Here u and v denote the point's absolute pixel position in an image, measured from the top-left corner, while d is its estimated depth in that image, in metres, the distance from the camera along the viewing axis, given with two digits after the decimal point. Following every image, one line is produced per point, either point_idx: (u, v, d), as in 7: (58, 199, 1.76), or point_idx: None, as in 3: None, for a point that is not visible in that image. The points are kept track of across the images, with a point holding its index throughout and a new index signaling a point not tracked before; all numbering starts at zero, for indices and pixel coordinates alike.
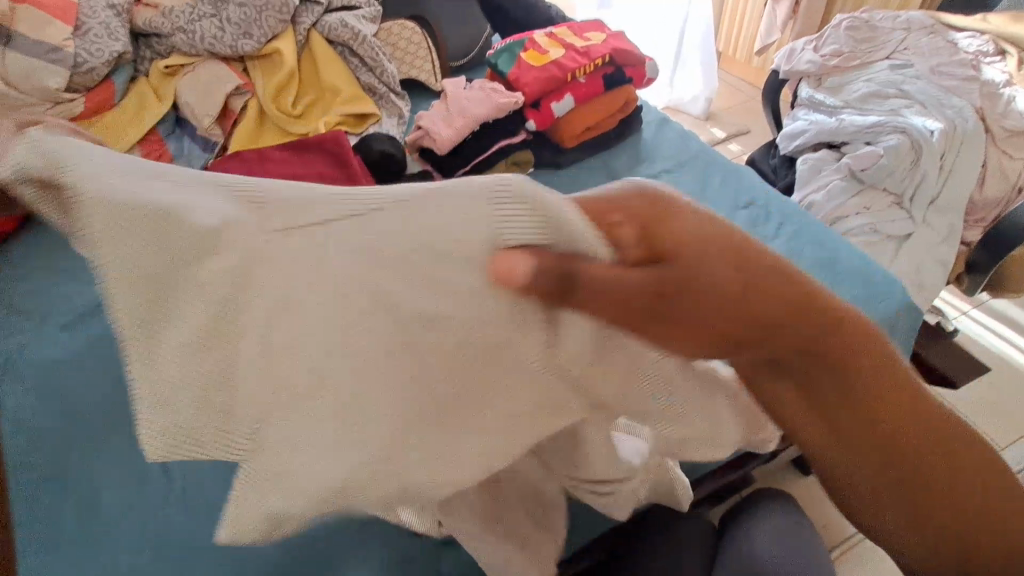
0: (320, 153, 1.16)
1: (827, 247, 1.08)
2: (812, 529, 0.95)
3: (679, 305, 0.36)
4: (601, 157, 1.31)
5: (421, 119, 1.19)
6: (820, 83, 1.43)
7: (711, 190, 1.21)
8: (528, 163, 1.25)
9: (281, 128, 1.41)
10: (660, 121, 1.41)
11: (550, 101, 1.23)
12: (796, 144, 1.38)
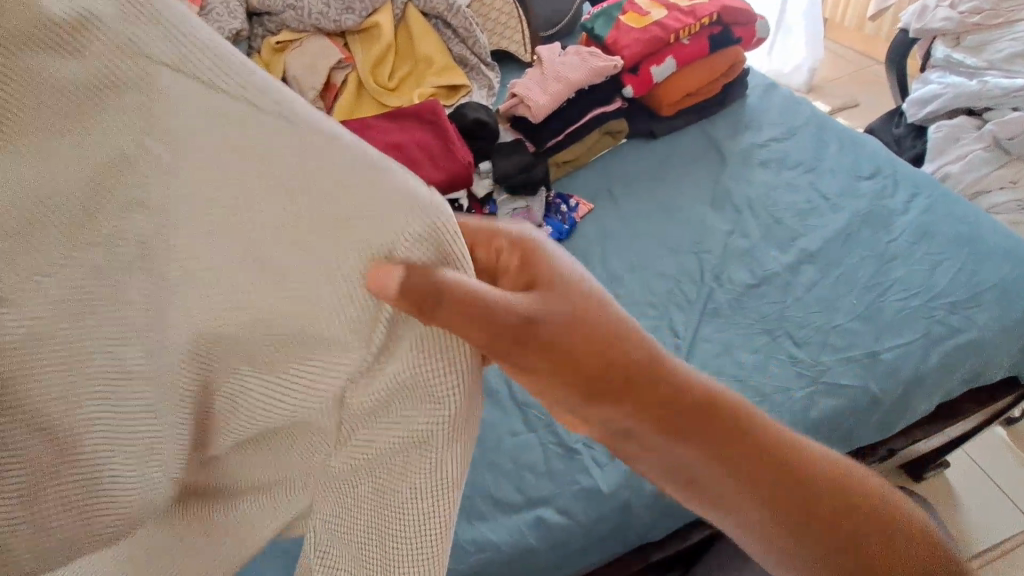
0: (417, 120, 1.17)
1: (968, 222, 0.96)
2: None
3: (548, 333, 0.37)
4: (700, 126, 1.24)
5: (515, 86, 1.16)
6: (957, 42, 1.26)
7: (826, 159, 1.12)
8: (621, 133, 1.22)
9: (378, 101, 1.46)
10: (767, 86, 1.32)
11: (649, 66, 1.17)
12: (929, 110, 1.24)
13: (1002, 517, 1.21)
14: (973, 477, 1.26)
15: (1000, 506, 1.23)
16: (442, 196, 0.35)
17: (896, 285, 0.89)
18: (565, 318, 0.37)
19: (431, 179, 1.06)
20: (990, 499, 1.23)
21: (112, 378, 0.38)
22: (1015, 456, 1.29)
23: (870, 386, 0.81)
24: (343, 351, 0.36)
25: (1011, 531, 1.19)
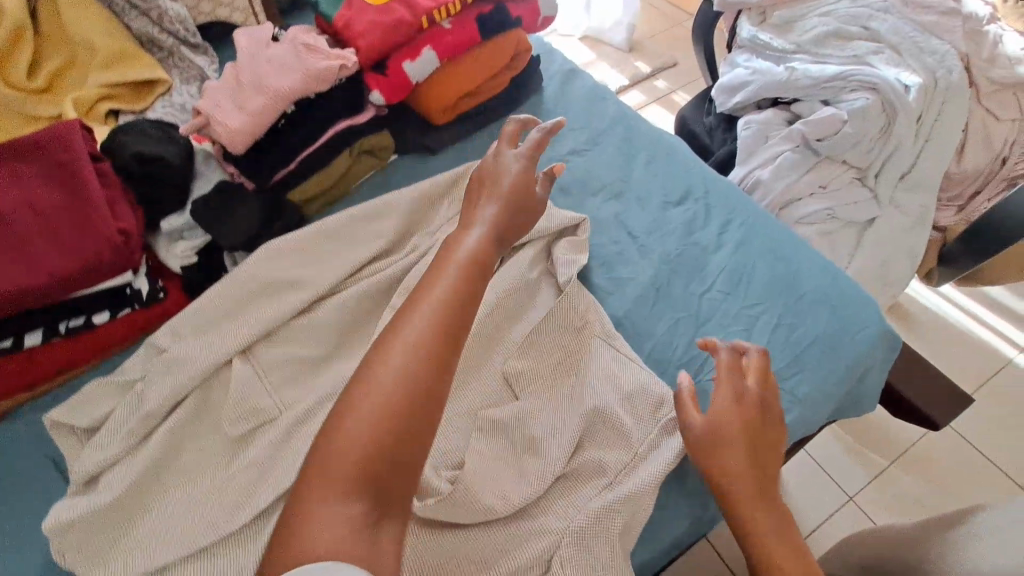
0: (38, 162, 0.74)
1: (781, 256, 0.81)
2: None
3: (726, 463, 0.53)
4: (487, 134, 0.97)
5: (199, 101, 0.77)
6: (764, 18, 1.11)
7: (633, 178, 0.90)
8: (386, 149, 0.92)
9: (18, 111, 0.96)
10: (567, 74, 1.07)
11: (399, 61, 0.84)
12: (737, 100, 1.09)
13: (825, 500, 1.20)
14: (800, 465, 1.24)
15: (823, 493, 1.22)
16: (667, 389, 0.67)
17: (711, 355, 0.71)
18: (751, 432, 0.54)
19: (60, 270, 0.68)
20: (816, 485, 1.22)
21: (508, 376, 0.69)
22: (835, 434, 1.29)
23: None
24: (627, 443, 0.63)
25: (834, 512, 1.19)
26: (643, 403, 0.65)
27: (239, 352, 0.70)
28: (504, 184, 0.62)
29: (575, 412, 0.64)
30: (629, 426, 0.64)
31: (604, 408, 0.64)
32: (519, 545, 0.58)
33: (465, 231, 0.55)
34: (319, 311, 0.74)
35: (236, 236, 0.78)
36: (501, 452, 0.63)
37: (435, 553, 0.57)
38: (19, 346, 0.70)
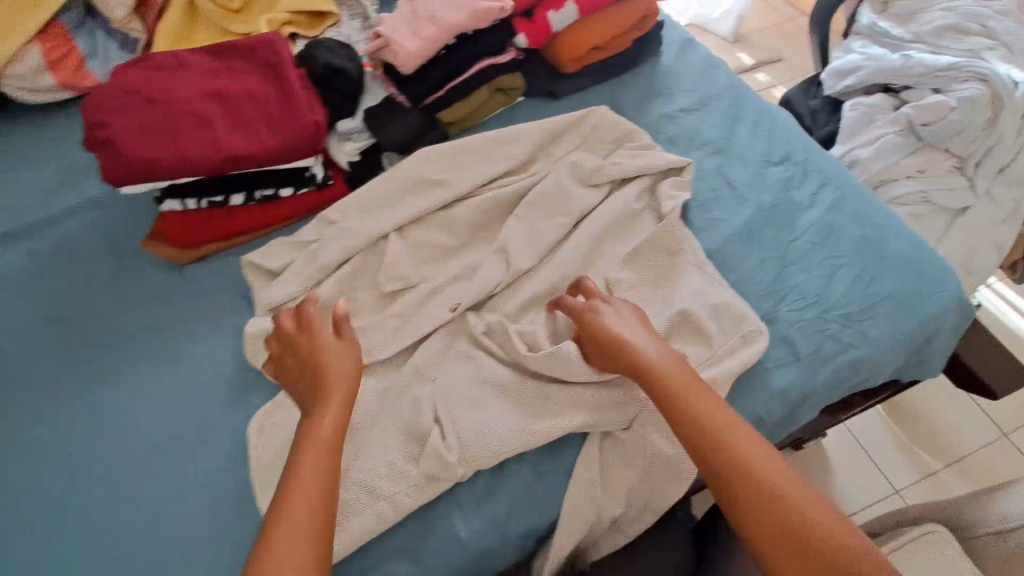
0: (254, 64, 0.91)
1: (869, 221, 0.88)
2: None
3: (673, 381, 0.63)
4: (605, 88, 1.08)
5: (381, 25, 0.92)
6: (885, 8, 1.16)
7: (737, 138, 0.99)
8: (515, 90, 1.04)
9: (217, 25, 1.16)
10: (684, 44, 1.16)
11: (546, 10, 0.97)
12: (847, 83, 1.14)
13: (868, 485, 1.26)
14: (849, 449, 1.30)
15: (867, 476, 1.27)
16: (751, 310, 0.77)
17: (791, 293, 0.80)
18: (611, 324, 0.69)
19: (266, 144, 0.84)
20: (860, 469, 1.27)
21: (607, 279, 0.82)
22: (889, 428, 1.33)
23: (753, 409, 0.73)
24: (708, 343, 0.74)
25: (876, 501, 1.24)
26: (727, 317, 0.76)
27: (395, 229, 0.86)
28: (333, 368, 0.67)
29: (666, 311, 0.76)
30: (711, 331, 0.75)
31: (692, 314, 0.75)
32: (603, 404, 0.71)
33: (323, 411, 0.63)
34: (457, 211, 0.88)
35: (395, 142, 0.94)
36: None
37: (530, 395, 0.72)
38: (226, 203, 0.90)
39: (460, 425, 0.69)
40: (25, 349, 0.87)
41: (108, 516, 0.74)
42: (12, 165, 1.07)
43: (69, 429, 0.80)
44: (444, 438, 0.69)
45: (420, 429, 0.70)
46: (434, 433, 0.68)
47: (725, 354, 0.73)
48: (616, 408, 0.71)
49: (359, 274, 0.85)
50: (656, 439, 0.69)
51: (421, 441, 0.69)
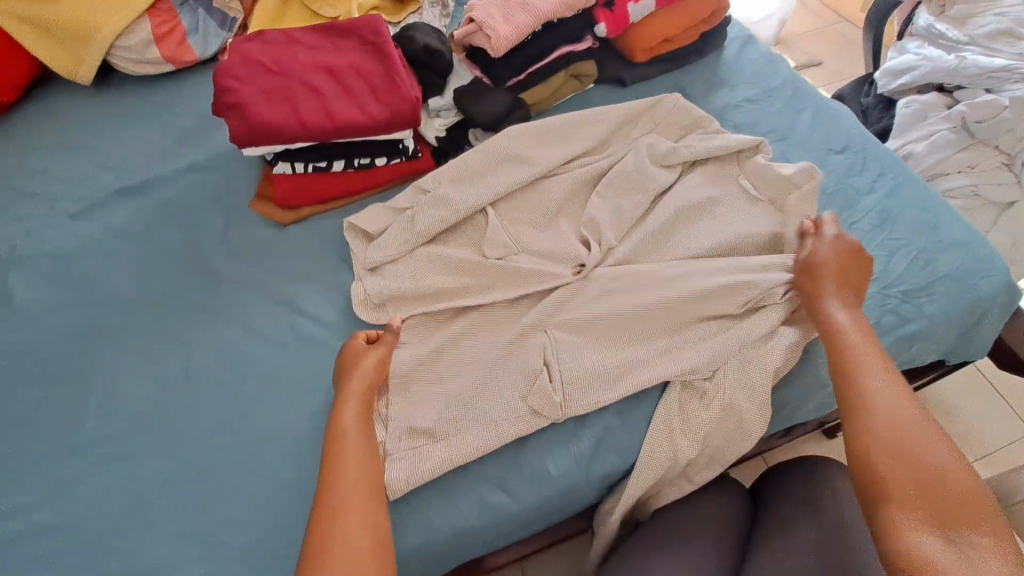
0: (356, 41, 0.99)
1: (926, 208, 0.94)
2: None
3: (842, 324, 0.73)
4: (673, 77, 1.14)
5: (475, 10, 1.00)
6: (943, 11, 1.21)
7: (799, 128, 1.05)
8: (589, 76, 1.11)
9: (308, 8, 1.24)
10: (746, 39, 1.21)
11: (626, 3, 1.04)
12: (901, 82, 1.20)
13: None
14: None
15: None
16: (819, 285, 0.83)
17: None
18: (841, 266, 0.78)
19: (372, 115, 0.92)
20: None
21: (683, 250, 0.89)
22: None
23: (817, 372, 0.80)
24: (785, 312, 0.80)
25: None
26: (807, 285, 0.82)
27: (490, 203, 0.94)
28: (349, 373, 0.75)
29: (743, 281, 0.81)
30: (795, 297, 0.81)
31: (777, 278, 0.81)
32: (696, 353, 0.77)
33: (342, 410, 0.71)
34: (539, 186, 0.96)
35: (485, 116, 1.01)
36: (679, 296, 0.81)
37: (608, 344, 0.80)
38: (329, 168, 0.98)
39: (564, 367, 0.77)
40: (142, 292, 0.96)
41: (225, 441, 0.82)
42: (121, 130, 1.16)
43: (187, 364, 0.89)
44: (550, 380, 0.76)
45: (530, 370, 0.77)
46: (543, 374, 0.76)
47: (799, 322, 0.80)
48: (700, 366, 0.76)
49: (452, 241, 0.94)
50: (739, 394, 0.74)
51: (529, 380, 0.77)
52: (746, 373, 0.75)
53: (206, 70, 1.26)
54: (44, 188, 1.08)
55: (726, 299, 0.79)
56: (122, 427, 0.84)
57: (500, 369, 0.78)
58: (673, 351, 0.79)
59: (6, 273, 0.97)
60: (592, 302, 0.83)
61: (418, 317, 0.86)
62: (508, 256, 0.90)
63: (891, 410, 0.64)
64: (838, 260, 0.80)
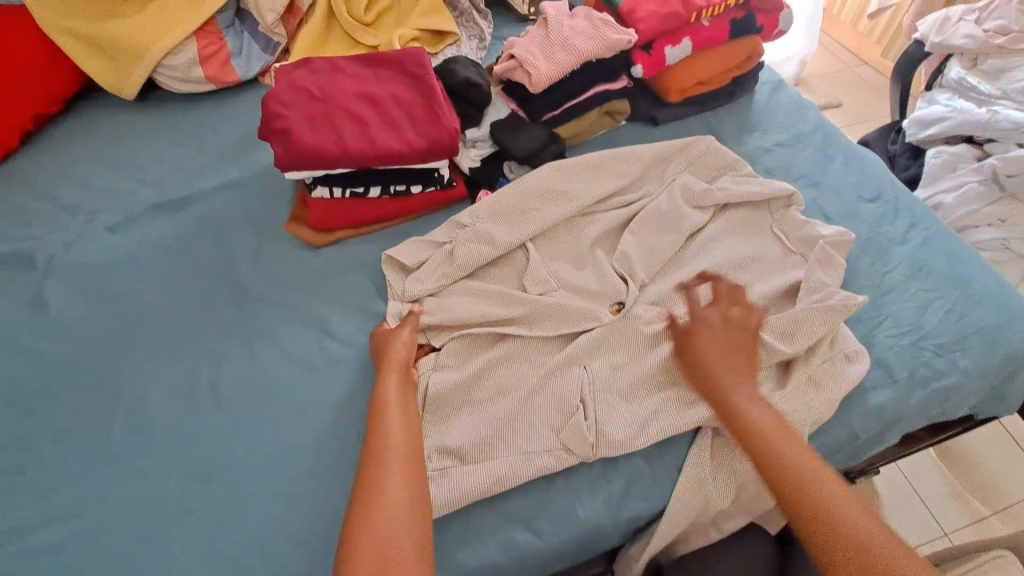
0: (398, 72, 1.01)
1: (960, 260, 0.94)
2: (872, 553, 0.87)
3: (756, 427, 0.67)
4: (704, 118, 1.16)
5: (516, 48, 1.02)
6: (975, 63, 1.22)
7: (831, 174, 1.05)
8: (622, 114, 1.12)
9: (350, 36, 1.28)
10: (776, 84, 1.23)
11: (664, 45, 1.06)
12: (929, 132, 1.21)
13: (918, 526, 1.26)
14: (898, 489, 1.30)
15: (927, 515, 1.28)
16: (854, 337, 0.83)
17: (887, 320, 0.86)
18: (717, 344, 0.75)
19: (412, 144, 0.93)
20: (910, 507, 1.28)
21: (719, 292, 0.89)
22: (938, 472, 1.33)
23: (851, 424, 0.79)
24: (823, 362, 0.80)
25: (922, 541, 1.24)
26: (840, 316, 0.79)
27: (530, 240, 0.94)
28: (395, 358, 0.80)
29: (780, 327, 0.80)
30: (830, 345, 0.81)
31: (809, 320, 0.79)
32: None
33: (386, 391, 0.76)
34: (573, 223, 0.97)
35: (522, 151, 1.01)
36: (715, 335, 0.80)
37: (642, 381, 0.80)
38: (364, 194, 1.00)
39: (601, 406, 0.77)
40: (174, 307, 0.97)
41: (249, 464, 0.82)
42: (160, 146, 1.19)
43: (214, 383, 0.89)
44: (586, 420, 0.76)
45: (567, 406, 0.77)
46: (581, 413, 0.76)
47: (836, 371, 0.80)
48: (740, 415, 0.75)
49: (492, 277, 0.94)
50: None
51: (565, 417, 0.77)
52: (781, 424, 0.75)
53: (246, 91, 1.29)
54: (84, 200, 1.10)
55: (766, 352, 0.78)
56: (147, 444, 0.84)
57: (539, 399, 0.79)
58: (708, 394, 0.78)
59: (42, 283, 0.99)
60: (628, 340, 0.84)
61: (456, 347, 0.86)
62: (550, 292, 0.90)
63: (843, 528, 0.58)
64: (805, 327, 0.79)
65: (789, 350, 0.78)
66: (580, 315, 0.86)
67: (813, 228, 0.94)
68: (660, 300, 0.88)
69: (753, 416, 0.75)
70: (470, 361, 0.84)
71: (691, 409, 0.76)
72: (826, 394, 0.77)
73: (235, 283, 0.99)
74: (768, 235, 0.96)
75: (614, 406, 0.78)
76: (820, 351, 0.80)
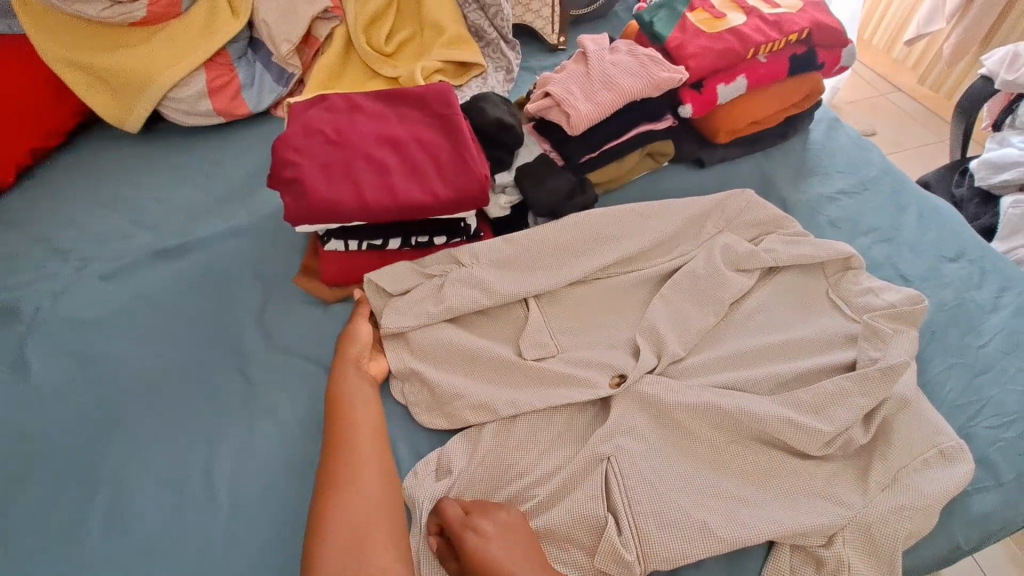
0: (423, 112, 0.91)
1: None
2: None
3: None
4: (756, 160, 1.05)
5: (551, 85, 0.93)
6: None
7: (904, 227, 0.94)
8: (666, 155, 1.01)
9: (369, 67, 1.19)
10: (833, 122, 1.13)
11: (716, 83, 0.96)
12: (1002, 178, 1.10)
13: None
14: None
15: None
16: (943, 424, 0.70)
17: (988, 406, 0.75)
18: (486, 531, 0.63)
19: (437, 194, 0.83)
20: None
21: (773, 364, 0.77)
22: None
23: (954, 534, 0.67)
24: (913, 457, 0.67)
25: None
26: (881, 384, 0.68)
27: (533, 296, 0.85)
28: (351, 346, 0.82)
29: (840, 405, 0.68)
30: (906, 427, 0.68)
31: (844, 393, 0.69)
32: (806, 512, 0.64)
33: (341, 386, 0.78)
34: (613, 281, 0.87)
35: (543, 205, 0.91)
36: (762, 417, 0.68)
37: (686, 478, 0.68)
38: (382, 246, 0.89)
39: (639, 516, 0.63)
40: (166, 370, 0.87)
41: (243, 567, 0.70)
42: (162, 184, 1.10)
43: (209, 464, 0.78)
44: (621, 535, 0.63)
45: (593, 520, 0.64)
46: (611, 529, 0.63)
47: (925, 469, 0.66)
48: (823, 539, 0.62)
49: (492, 337, 0.84)
50: (861, 564, 0.62)
51: (594, 531, 0.64)
52: (873, 546, 0.62)
53: (258, 124, 1.20)
54: (78, 244, 1.01)
55: (808, 438, 0.67)
56: (128, 539, 0.72)
57: (567, 501, 0.67)
58: (783, 499, 0.66)
59: (25, 340, 0.89)
60: (667, 428, 0.72)
61: (472, 432, 0.76)
62: (548, 359, 0.80)
63: None
64: (688, 462, 0.70)
65: (830, 431, 0.67)
66: (586, 382, 0.76)
67: (873, 295, 0.82)
68: (719, 377, 0.76)
69: (837, 537, 0.63)
70: (483, 455, 0.73)
71: (752, 507, 0.65)
72: (921, 499, 0.63)
73: (235, 344, 0.89)
74: (825, 302, 0.84)
75: (652, 506, 0.64)
76: (896, 441, 0.67)
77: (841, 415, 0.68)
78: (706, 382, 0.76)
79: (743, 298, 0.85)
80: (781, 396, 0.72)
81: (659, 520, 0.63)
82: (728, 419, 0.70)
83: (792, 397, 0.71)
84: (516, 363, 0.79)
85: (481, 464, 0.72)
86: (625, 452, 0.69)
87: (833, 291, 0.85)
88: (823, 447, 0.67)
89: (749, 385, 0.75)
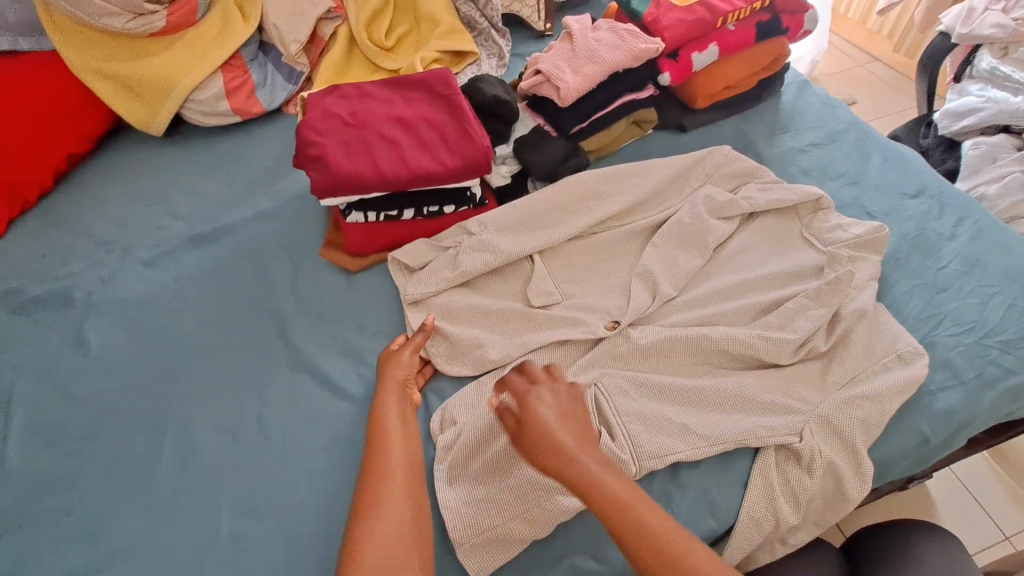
0: (427, 93, 1.01)
1: (1016, 253, 0.91)
2: (936, 561, 0.84)
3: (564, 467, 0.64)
4: (733, 122, 1.14)
5: (542, 63, 1.02)
6: (1006, 52, 1.19)
7: (869, 171, 1.04)
8: (649, 123, 1.11)
9: (371, 61, 1.29)
10: (802, 83, 1.22)
11: (690, 51, 1.06)
12: (964, 124, 1.19)
13: (972, 528, 1.13)
14: (947, 491, 1.17)
15: (970, 515, 1.15)
16: (898, 330, 0.81)
17: (948, 318, 0.84)
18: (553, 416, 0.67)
19: (445, 164, 0.93)
20: (964, 510, 1.15)
21: (752, 293, 0.87)
22: (986, 466, 1.20)
23: (921, 427, 0.77)
24: (875, 360, 0.78)
25: (982, 545, 1.11)
26: (833, 294, 0.81)
27: (537, 252, 0.94)
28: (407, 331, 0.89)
29: (805, 318, 0.80)
30: (867, 338, 0.80)
31: (805, 308, 0.81)
32: (779, 413, 0.75)
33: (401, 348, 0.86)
34: (606, 235, 0.96)
35: (540, 170, 1.01)
36: (734, 335, 0.80)
37: (668, 394, 0.77)
38: (399, 216, 0.99)
39: (628, 424, 0.73)
40: (211, 338, 0.96)
41: (301, 496, 0.80)
42: (190, 179, 1.20)
43: (259, 415, 0.88)
44: (617, 441, 0.73)
45: (591, 431, 0.74)
46: (607, 437, 0.72)
47: (880, 370, 0.77)
48: (797, 438, 0.73)
49: (500, 290, 0.93)
50: (829, 449, 0.73)
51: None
52: (841, 434, 0.73)
53: (272, 121, 1.30)
54: (119, 236, 1.11)
55: (778, 347, 0.78)
56: (196, 479, 0.82)
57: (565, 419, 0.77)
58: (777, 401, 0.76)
59: (82, 321, 0.99)
60: (648, 357, 0.81)
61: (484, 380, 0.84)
62: (554, 304, 0.89)
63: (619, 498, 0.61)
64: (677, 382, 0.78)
65: (795, 340, 0.78)
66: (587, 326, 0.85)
67: (841, 230, 0.92)
68: (707, 308, 0.86)
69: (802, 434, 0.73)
70: (487, 389, 0.82)
71: (725, 413, 0.76)
72: (873, 391, 0.75)
73: (271, 313, 0.98)
74: (798, 239, 0.94)
75: (639, 419, 0.74)
76: (852, 345, 0.79)
77: (806, 326, 0.79)
78: (696, 313, 0.85)
79: (724, 243, 0.94)
80: (759, 322, 0.82)
81: (646, 429, 0.73)
82: (708, 342, 0.79)
83: (771, 319, 0.82)
84: (525, 312, 0.88)
85: (485, 398, 0.81)
86: (616, 379, 0.78)
87: (802, 229, 0.94)
88: (791, 356, 0.79)
89: (733, 312, 0.84)
